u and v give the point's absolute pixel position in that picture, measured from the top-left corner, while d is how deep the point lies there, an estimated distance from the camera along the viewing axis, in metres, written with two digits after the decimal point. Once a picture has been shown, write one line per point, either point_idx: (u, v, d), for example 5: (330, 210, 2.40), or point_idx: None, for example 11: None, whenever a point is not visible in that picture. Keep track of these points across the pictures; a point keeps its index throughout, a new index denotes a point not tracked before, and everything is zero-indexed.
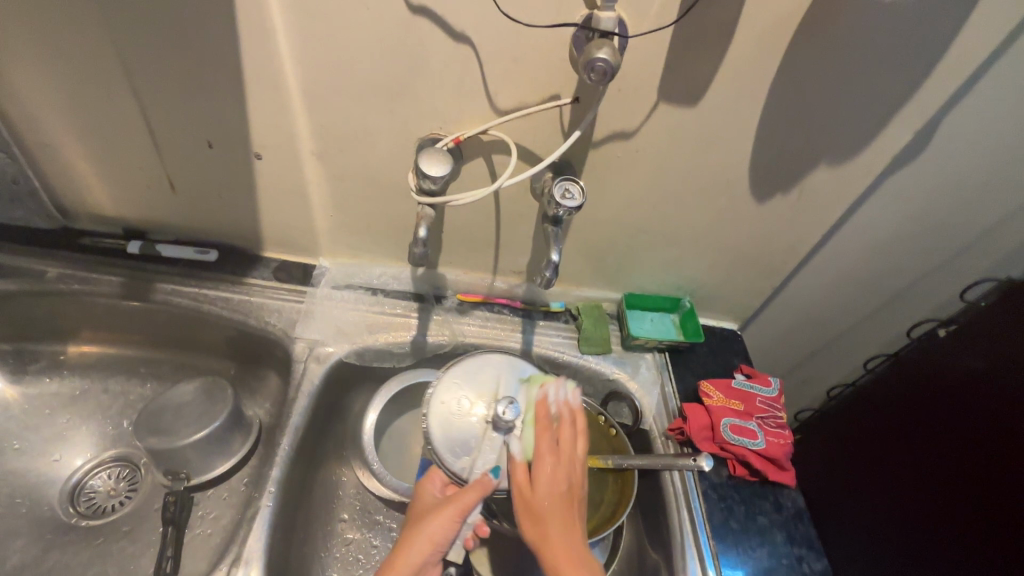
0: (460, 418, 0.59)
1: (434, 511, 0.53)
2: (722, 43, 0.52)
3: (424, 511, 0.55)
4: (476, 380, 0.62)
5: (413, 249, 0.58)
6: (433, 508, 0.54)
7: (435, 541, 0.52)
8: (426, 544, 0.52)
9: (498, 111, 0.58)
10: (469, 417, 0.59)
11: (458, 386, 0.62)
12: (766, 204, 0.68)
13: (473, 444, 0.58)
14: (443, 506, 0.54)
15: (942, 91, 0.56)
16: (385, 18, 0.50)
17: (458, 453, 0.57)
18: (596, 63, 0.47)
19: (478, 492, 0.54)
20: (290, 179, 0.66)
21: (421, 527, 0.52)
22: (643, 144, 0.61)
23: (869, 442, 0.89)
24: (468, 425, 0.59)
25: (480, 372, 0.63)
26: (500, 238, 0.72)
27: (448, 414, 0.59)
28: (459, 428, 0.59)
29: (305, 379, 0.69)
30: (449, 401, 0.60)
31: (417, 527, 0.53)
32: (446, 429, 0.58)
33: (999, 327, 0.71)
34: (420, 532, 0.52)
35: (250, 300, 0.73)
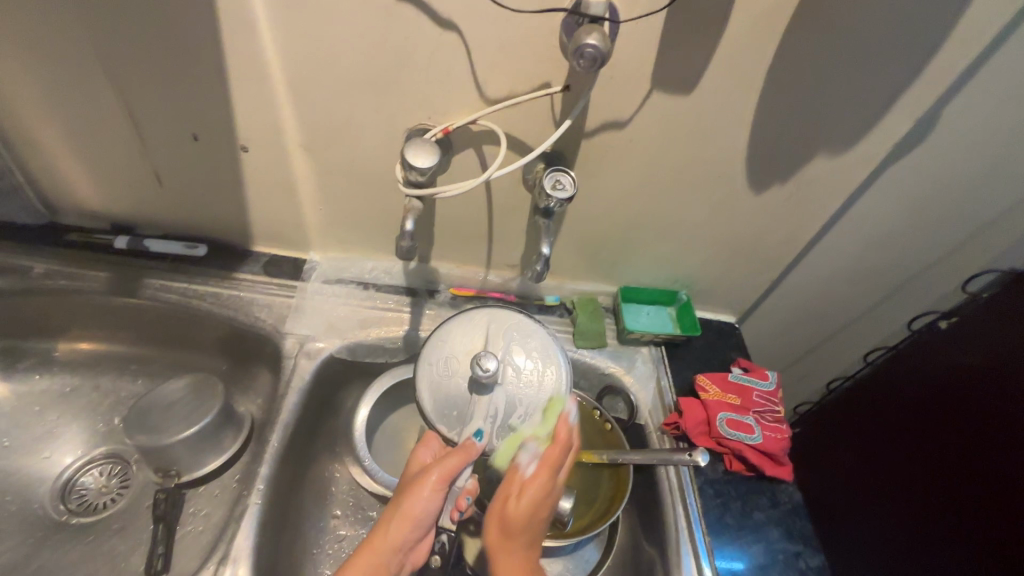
0: (449, 377, 0.54)
1: (412, 489, 0.53)
2: (716, 28, 0.50)
3: (399, 491, 0.55)
4: (470, 331, 0.56)
5: (400, 242, 0.57)
6: (411, 482, 0.54)
7: (403, 518, 0.52)
8: (394, 528, 0.52)
9: (487, 101, 0.57)
10: (457, 374, 0.54)
11: (446, 342, 0.56)
12: (763, 195, 0.67)
13: (456, 403, 0.53)
14: (424, 477, 0.53)
15: (945, 77, 0.54)
16: (368, 5, 0.49)
17: (443, 413, 0.53)
18: (585, 49, 0.45)
19: (443, 469, 0.53)
20: (278, 172, 0.65)
21: (399, 503, 0.53)
22: (637, 134, 0.60)
23: (868, 436, 0.87)
24: (452, 385, 0.53)
25: (471, 328, 0.56)
26: (492, 231, 0.71)
27: (437, 374, 0.54)
28: (444, 387, 0.53)
29: (295, 374, 0.69)
30: (438, 360, 0.55)
31: (393, 505, 0.54)
32: (435, 391, 0.53)
33: (996, 320, 0.70)
34: (390, 514, 0.53)
35: (239, 295, 0.73)
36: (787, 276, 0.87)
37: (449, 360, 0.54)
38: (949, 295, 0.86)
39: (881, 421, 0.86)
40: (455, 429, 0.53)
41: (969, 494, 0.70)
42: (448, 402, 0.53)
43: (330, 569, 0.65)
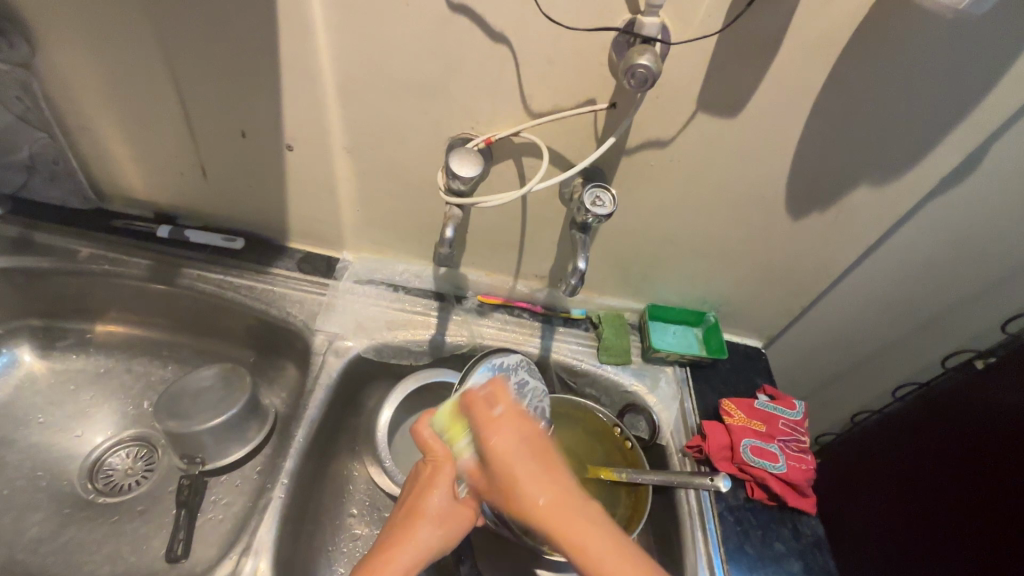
0: None
1: (448, 519, 0.52)
2: (768, 53, 0.50)
3: (427, 511, 0.51)
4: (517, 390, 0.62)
5: (439, 249, 0.57)
6: (448, 512, 0.52)
7: (438, 547, 0.50)
8: (421, 557, 0.49)
9: (531, 114, 0.57)
10: None
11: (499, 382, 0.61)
12: (801, 221, 0.66)
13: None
14: (460, 515, 0.53)
15: (1000, 113, 0.53)
16: (424, 15, 0.50)
17: None
18: (637, 70, 0.45)
19: (476, 504, 0.54)
20: (320, 173, 0.66)
21: (428, 533, 0.50)
22: (679, 154, 0.60)
23: (891, 473, 0.86)
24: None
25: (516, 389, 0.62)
26: (525, 241, 0.71)
27: None
28: None
29: (323, 371, 0.69)
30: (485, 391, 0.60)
31: (426, 528, 0.50)
32: None
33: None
34: (423, 539, 0.50)
35: (273, 290, 0.74)
36: (818, 304, 0.85)
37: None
38: (985, 334, 0.84)
39: (898, 448, 0.86)
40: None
41: (971, 531, 0.71)
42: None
43: (344, 568, 0.65)
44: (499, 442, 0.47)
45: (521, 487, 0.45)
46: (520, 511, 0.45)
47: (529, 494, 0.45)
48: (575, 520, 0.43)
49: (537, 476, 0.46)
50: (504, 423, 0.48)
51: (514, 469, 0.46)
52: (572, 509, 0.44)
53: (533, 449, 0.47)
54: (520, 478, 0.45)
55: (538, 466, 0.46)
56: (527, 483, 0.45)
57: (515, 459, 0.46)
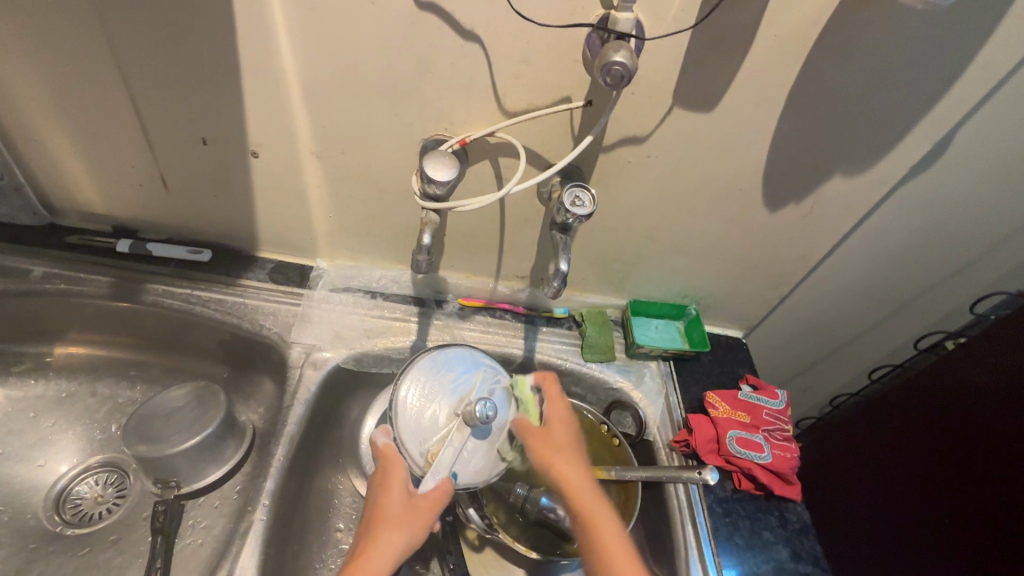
0: (428, 411, 0.56)
1: (406, 515, 0.52)
2: (742, 47, 0.50)
3: (384, 518, 0.51)
4: (446, 374, 0.58)
5: (417, 256, 0.54)
6: (407, 511, 0.52)
7: (404, 544, 0.51)
8: (388, 560, 0.50)
9: (506, 113, 0.56)
10: (439, 410, 0.56)
11: (426, 377, 0.57)
12: (777, 213, 0.67)
13: (430, 431, 0.55)
14: (417, 513, 0.52)
15: (967, 101, 0.54)
16: (391, 14, 0.48)
17: (416, 438, 0.54)
18: (612, 67, 0.44)
19: (441, 495, 0.52)
20: (289, 180, 0.64)
21: (386, 536, 0.51)
22: (656, 150, 0.59)
23: (887, 457, 0.85)
24: (432, 420, 0.55)
25: (445, 372, 0.58)
26: (505, 241, 0.71)
27: (418, 404, 0.56)
28: (422, 414, 0.55)
29: (301, 386, 0.66)
30: (413, 390, 0.56)
31: (386, 534, 0.51)
32: (412, 416, 0.55)
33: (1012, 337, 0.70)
34: (387, 539, 0.50)
35: (244, 303, 0.70)
36: (795, 293, 0.86)
37: (431, 402, 0.56)
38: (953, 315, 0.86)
39: (880, 429, 0.87)
40: (422, 452, 0.54)
41: (959, 507, 0.72)
42: (423, 432, 0.55)
43: None
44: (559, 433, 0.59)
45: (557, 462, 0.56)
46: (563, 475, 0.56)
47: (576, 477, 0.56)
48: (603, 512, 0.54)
49: (577, 465, 0.57)
50: (560, 418, 0.60)
51: (563, 450, 0.57)
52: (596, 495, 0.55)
53: (572, 457, 0.57)
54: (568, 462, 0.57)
55: (580, 463, 0.57)
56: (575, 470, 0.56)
57: (568, 451, 0.57)
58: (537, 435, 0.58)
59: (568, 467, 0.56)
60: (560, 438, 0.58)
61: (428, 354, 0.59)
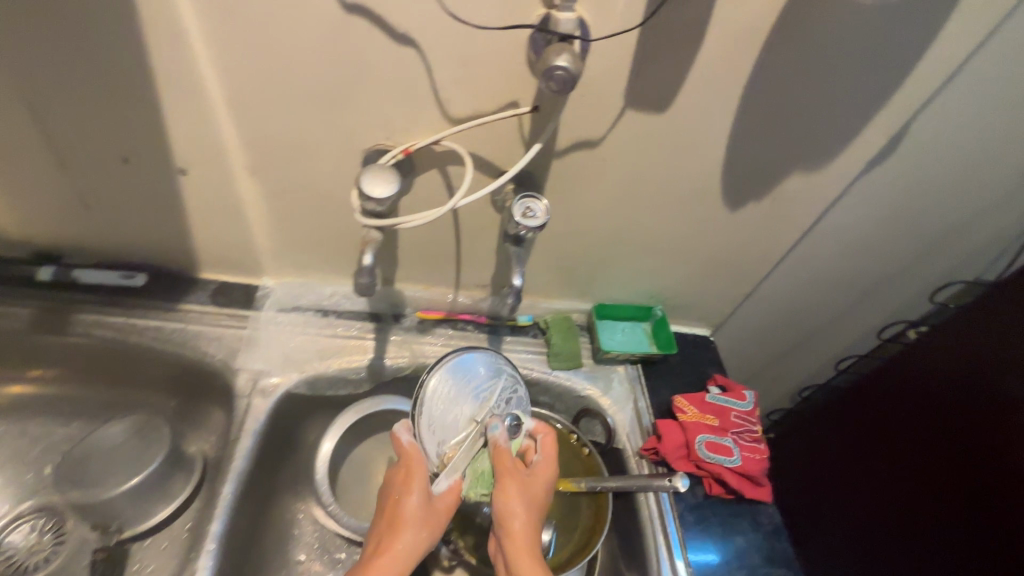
0: (452, 413, 0.55)
1: (425, 515, 0.52)
2: (692, 45, 0.48)
3: (407, 516, 0.51)
4: (469, 375, 0.57)
5: (358, 279, 0.49)
6: (427, 511, 0.53)
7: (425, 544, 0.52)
8: (409, 558, 0.50)
9: (451, 121, 0.53)
10: (463, 412, 0.56)
11: (452, 378, 0.56)
12: (738, 212, 0.65)
13: (453, 432, 0.55)
14: (434, 512, 0.53)
15: (919, 94, 0.53)
16: (316, 18, 0.44)
17: (436, 437, 0.54)
18: (554, 72, 0.41)
19: (453, 498, 0.55)
20: (223, 197, 0.59)
21: (406, 534, 0.51)
22: (611, 153, 0.57)
23: (875, 449, 0.82)
24: (454, 424, 0.55)
25: (472, 374, 0.57)
26: (462, 251, 0.67)
27: (443, 404, 0.54)
28: (447, 415, 0.55)
29: (249, 416, 0.62)
30: (439, 388, 0.54)
31: (408, 533, 0.51)
32: (435, 415, 0.54)
33: (990, 320, 0.69)
34: (411, 541, 0.51)
35: (184, 329, 0.65)
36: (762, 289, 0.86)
37: (456, 403, 0.55)
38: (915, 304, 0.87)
39: (861, 423, 0.85)
40: (440, 454, 0.54)
41: (948, 501, 0.70)
42: (444, 432, 0.54)
43: None
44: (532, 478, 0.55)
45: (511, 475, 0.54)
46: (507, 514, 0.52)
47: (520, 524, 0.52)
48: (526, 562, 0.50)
49: (529, 513, 0.53)
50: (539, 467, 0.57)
51: (525, 496, 0.53)
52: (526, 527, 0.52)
53: (530, 504, 0.53)
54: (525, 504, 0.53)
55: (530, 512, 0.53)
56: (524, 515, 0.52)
57: (521, 497, 0.53)
58: (509, 467, 0.54)
59: (518, 508, 0.52)
60: (527, 482, 0.55)
61: (458, 352, 0.57)
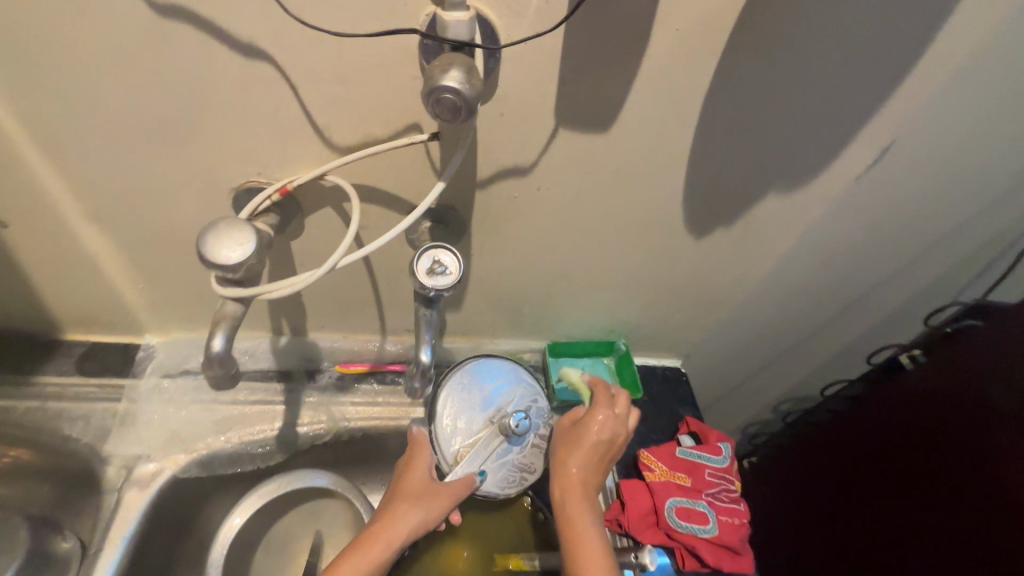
0: (467, 410, 0.52)
1: (423, 493, 0.46)
2: (635, 48, 0.37)
3: (403, 488, 0.47)
4: (488, 382, 0.54)
5: (209, 369, 0.38)
6: (427, 488, 0.47)
7: (418, 523, 0.45)
8: (402, 534, 0.44)
9: (338, 150, 0.41)
10: (478, 411, 0.52)
11: (472, 380, 0.54)
12: (706, 239, 0.55)
13: (468, 428, 0.52)
14: (437, 491, 0.47)
15: (915, 100, 0.43)
16: (123, 26, 0.33)
17: (450, 430, 0.51)
18: (441, 95, 0.30)
19: (460, 492, 0.48)
20: (64, 249, 0.47)
21: (402, 509, 0.45)
22: (546, 181, 0.46)
23: (850, 495, 0.73)
24: (466, 423, 0.52)
25: (490, 377, 0.54)
26: (381, 296, 0.56)
27: (458, 400, 0.52)
28: (460, 411, 0.52)
29: (119, 515, 0.51)
30: (457, 386, 0.53)
31: (403, 504, 0.45)
32: (450, 410, 0.52)
33: (984, 365, 0.60)
34: (403, 515, 0.45)
35: (41, 408, 0.53)
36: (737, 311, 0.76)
37: (472, 403, 0.53)
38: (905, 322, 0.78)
39: (838, 465, 0.76)
40: (453, 449, 0.51)
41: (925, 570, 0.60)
42: (457, 428, 0.51)
43: None
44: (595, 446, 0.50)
45: (570, 469, 0.49)
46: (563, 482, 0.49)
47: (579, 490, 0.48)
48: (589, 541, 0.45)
49: (589, 481, 0.49)
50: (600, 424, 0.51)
51: (588, 464, 0.49)
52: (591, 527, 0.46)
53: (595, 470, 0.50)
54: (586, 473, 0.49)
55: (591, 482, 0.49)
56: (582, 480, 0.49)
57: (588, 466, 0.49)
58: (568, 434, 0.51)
59: (577, 473, 0.49)
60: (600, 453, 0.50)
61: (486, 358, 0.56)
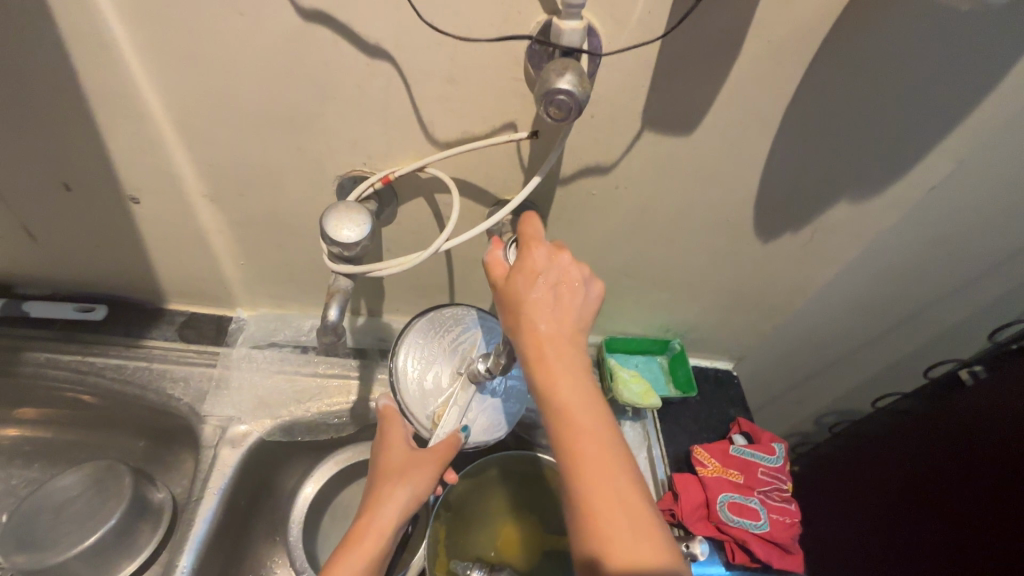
0: (434, 369, 0.51)
1: (403, 470, 0.48)
2: (726, 58, 0.39)
3: (386, 469, 0.48)
4: (446, 336, 0.53)
5: (323, 337, 0.43)
6: (404, 465, 0.48)
7: (409, 499, 0.47)
8: (397, 511, 0.47)
9: (438, 144, 0.45)
10: (443, 369, 0.51)
11: (431, 339, 0.52)
12: (773, 243, 0.57)
13: (437, 389, 0.50)
14: (417, 462, 0.48)
15: (1003, 115, 0.44)
16: (268, 27, 0.37)
17: (420, 395, 0.50)
18: (555, 97, 0.33)
19: (448, 447, 0.48)
20: (182, 225, 0.52)
21: (387, 491, 0.47)
22: (625, 180, 0.49)
23: (876, 500, 0.74)
24: (434, 383, 0.50)
25: (449, 330, 0.53)
26: (455, 282, 0.60)
27: (422, 361, 0.51)
28: (425, 373, 0.51)
29: (215, 470, 0.56)
30: (415, 348, 0.51)
31: (390, 485, 0.47)
32: (415, 377, 0.50)
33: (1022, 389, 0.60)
34: (390, 496, 0.47)
35: (148, 368, 0.59)
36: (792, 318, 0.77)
37: (436, 361, 0.51)
38: None
39: (867, 469, 0.77)
40: (429, 413, 0.49)
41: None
42: (427, 391, 0.50)
43: None
44: (545, 283, 0.37)
45: (549, 367, 0.35)
46: (540, 367, 0.35)
47: (567, 398, 0.35)
48: (600, 460, 0.34)
49: (574, 378, 0.36)
50: (535, 270, 0.37)
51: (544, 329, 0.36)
52: (611, 450, 0.34)
53: (569, 342, 0.36)
54: (558, 360, 0.36)
55: (573, 360, 0.36)
56: (561, 368, 0.35)
57: (554, 346, 0.36)
58: (512, 300, 0.37)
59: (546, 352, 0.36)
60: (558, 300, 0.37)
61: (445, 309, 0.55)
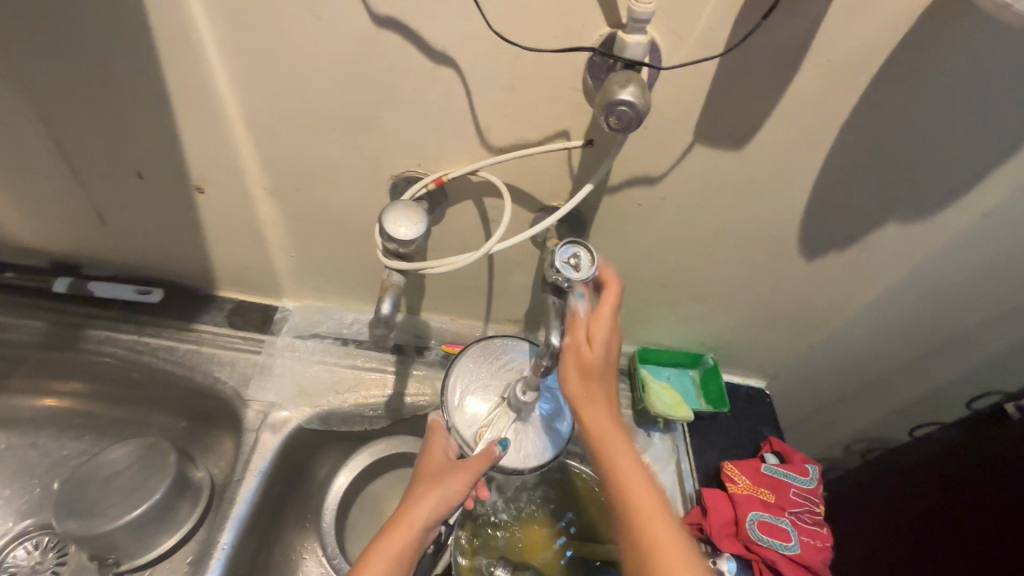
0: (479, 391, 0.55)
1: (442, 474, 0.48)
2: (783, 75, 0.39)
3: (425, 471, 0.49)
4: (495, 363, 0.56)
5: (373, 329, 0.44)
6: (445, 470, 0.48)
7: (441, 500, 0.47)
8: (427, 512, 0.46)
9: (491, 149, 0.46)
10: (487, 391, 0.55)
11: (480, 364, 0.56)
12: (816, 261, 0.56)
13: (480, 408, 0.54)
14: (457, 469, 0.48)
15: None
16: (342, 33, 0.39)
17: (464, 414, 0.53)
18: (616, 107, 0.34)
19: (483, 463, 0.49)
20: (240, 215, 0.55)
21: (423, 491, 0.47)
22: (671, 191, 0.49)
23: (892, 535, 0.72)
24: (478, 404, 0.54)
25: (497, 358, 0.57)
26: (494, 285, 0.61)
27: (470, 383, 0.55)
28: (472, 393, 0.54)
29: (255, 453, 0.58)
30: (466, 370, 0.56)
31: (425, 485, 0.47)
32: (463, 396, 0.54)
33: None
34: (424, 496, 0.47)
35: (198, 351, 0.62)
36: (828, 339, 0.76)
37: (483, 383, 0.55)
38: None
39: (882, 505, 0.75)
40: (472, 431, 0.52)
41: None
42: (471, 410, 0.53)
43: None
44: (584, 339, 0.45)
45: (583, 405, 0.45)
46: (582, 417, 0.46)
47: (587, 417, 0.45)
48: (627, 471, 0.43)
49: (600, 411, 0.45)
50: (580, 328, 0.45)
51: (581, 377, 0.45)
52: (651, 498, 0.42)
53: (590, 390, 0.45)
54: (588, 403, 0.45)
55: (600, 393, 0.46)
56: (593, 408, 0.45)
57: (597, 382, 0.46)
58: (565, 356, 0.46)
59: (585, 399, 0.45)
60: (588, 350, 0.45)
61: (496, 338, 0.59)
